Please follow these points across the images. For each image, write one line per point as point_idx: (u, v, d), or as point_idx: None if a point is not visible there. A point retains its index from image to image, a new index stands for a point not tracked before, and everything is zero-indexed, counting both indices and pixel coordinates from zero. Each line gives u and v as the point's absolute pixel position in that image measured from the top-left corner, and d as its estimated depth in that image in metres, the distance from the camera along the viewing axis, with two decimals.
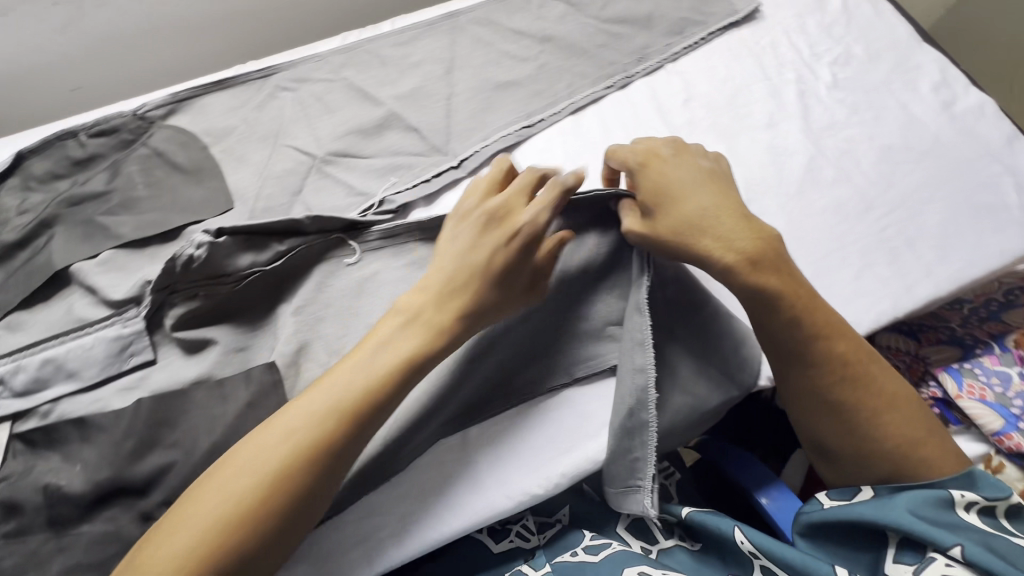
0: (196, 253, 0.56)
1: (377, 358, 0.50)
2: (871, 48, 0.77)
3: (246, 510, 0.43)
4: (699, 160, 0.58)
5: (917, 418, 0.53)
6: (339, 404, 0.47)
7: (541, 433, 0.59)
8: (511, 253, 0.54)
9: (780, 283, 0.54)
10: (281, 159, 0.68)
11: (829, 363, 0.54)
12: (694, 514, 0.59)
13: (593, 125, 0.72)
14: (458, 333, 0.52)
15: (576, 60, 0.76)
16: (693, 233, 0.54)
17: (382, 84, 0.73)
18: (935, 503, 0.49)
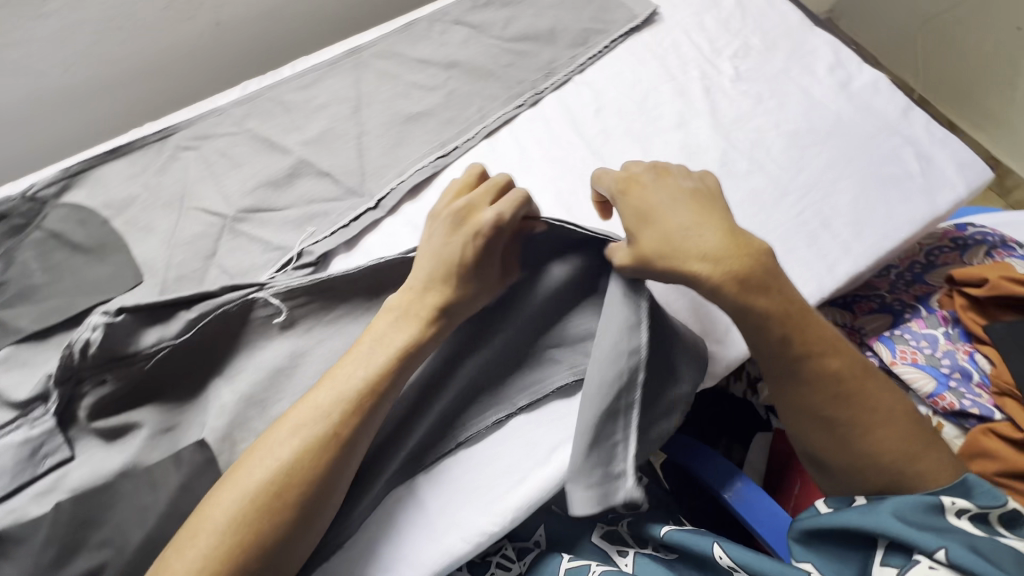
0: (92, 337, 0.53)
1: (356, 376, 0.54)
2: (767, 38, 0.80)
3: (250, 527, 0.47)
4: (681, 180, 0.55)
5: (913, 430, 0.52)
6: (333, 418, 0.52)
7: (490, 467, 0.58)
8: (479, 249, 0.57)
9: (770, 304, 0.51)
10: (189, 223, 0.65)
11: (825, 378, 0.52)
12: (674, 533, 0.61)
13: (508, 147, 0.71)
14: (443, 318, 0.57)
15: (484, 83, 0.75)
16: (677, 256, 0.51)
17: (288, 131, 0.71)
18: (927, 508, 0.49)
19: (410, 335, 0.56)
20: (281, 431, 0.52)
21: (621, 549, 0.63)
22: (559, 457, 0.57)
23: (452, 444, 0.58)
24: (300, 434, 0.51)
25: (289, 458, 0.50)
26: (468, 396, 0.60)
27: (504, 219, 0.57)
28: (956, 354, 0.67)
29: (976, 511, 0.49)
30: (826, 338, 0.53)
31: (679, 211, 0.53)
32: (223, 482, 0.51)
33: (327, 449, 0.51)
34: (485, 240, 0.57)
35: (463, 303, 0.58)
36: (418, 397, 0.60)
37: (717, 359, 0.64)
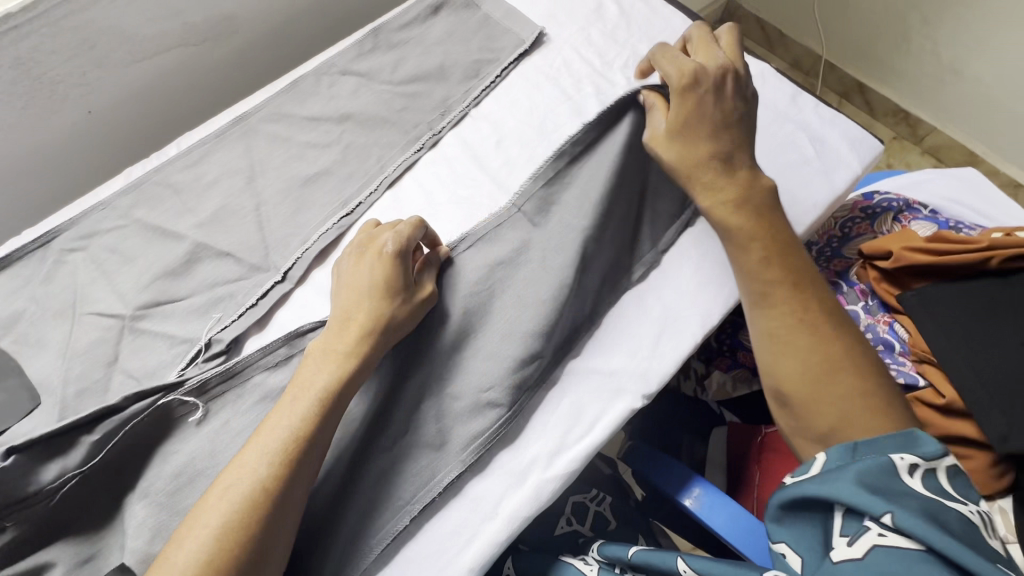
0: None
1: (281, 430, 0.52)
2: (655, 43, 0.81)
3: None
4: (734, 99, 0.60)
5: (879, 373, 0.53)
6: (261, 473, 0.50)
7: (439, 529, 0.56)
8: (385, 266, 0.59)
9: (761, 231, 0.58)
10: (84, 331, 0.61)
11: (796, 302, 0.55)
12: (639, 554, 0.61)
13: (413, 195, 0.70)
14: (363, 355, 0.56)
15: (380, 132, 0.74)
16: (702, 168, 0.59)
17: (180, 215, 0.68)
18: (883, 469, 0.47)
19: (338, 367, 0.55)
20: (210, 499, 0.49)
21: (586, 561, 0.64)
22: (507, 508, 0.56)
23: (403, 518, 0.56)
24: (229, 493, 0.49)
25: (218, 526, 0.47)
26: (413, 464, 0.58)
27: (403, 241, 0.60)
28: (877, 327, 0.69)
29: (926, 469, 0.47)
30: (806, 268, 0.58)
31: (721, 132, 0.59)
32: (155, 565, 0.47)
33: (259, 508, 0.48)
34: (390, 256, 0.59)
35: (382, 325, 0.57)
36: (361, 476, 0.57)
37: (651, 373, 0.61)
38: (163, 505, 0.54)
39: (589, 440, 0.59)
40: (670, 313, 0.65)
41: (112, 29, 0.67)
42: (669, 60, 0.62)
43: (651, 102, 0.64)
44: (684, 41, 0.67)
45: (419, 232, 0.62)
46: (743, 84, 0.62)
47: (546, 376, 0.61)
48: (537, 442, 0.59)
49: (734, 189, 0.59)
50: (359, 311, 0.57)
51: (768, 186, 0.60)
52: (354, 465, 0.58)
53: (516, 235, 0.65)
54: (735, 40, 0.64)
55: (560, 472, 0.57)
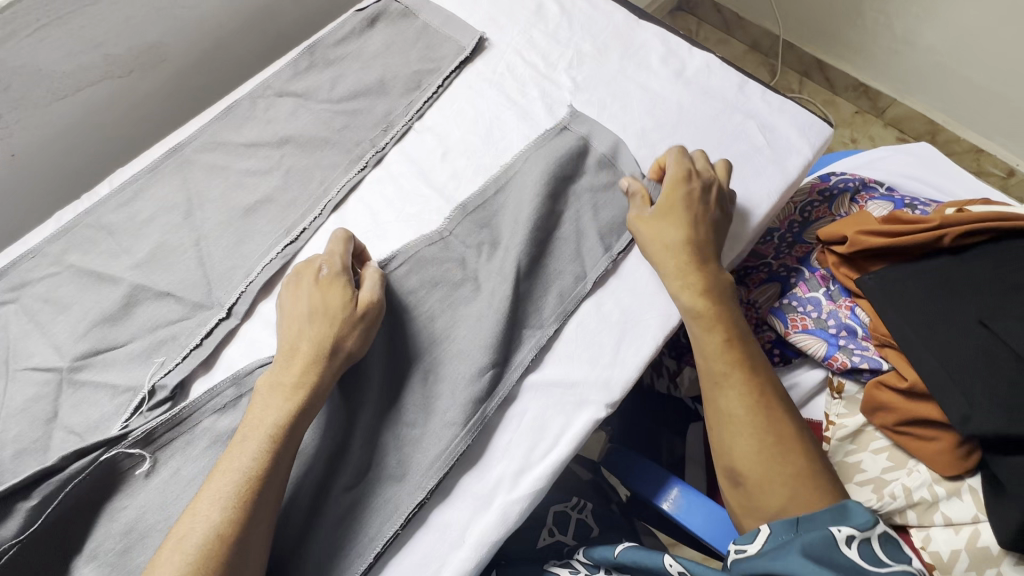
0: None
1: (233, 473, 0.50)
2: (598, 41, 0.79)
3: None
4: (717, 211, 0.65)
5: (819, 454, 0.58)
6: (214, 520, 0.48)
7: (407, 561, 0.54)
8: (321, 290, 0.58)
9: (722, 318, 0.61)
10: (19, 389, 0.58)
11: (754, 385, 0.58)
12: (626, 553, 0.59)
13: (359, 217, 0.68)
14: (313, 385, 0.54)
15: (321, 153, 0.71)
16: (668, 257, 0.62)
17: (116, 257, 0.65)
18: (824, 543, 0.51)
19: (288, 402, 0.53)
20: (165, 551, 0.47)
21: (572, 570, 0.63)
22: (473, 534, 0.55)
23: (370, 554, 0.54)
24: (183, 546, 0.47)
25: None
26: (377, 498, 0.56)
27: (337, 261, 0.59)
28: (839, 313, 0.69)
29: (862, 538, 0.51)
30: (759, 352, 0.61)
31: (698, 231, 0.63)
32: None
33: (214, 556, 0.46)
34: (324, 279, 0.58)
35: (325, 347, 0.55)
36: (325, 516, 0.55)
37: (613, 381, 0.60)
38: (116, 565, 0.52)
39: (554, 455, 0.58)
40: (630, 317, 0.64)
41: (24, 68, 0.64)
42: (675, 161, 0.66)
43: (637, 195, 0.66)
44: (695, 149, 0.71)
45: (348, 249, 0.61)
46: (729, 203, 0.66)
47: (505, 384, 0.60)
48: (501, 461, 0.57)
49: (698, 278, 0.61)
50: (301, 339, 0.55)
51: (726, 278, 0.63)
52: (315, 505, 0.55)
53: (459, 251, 0.65)
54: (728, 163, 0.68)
55: (524, 493, 0.56)
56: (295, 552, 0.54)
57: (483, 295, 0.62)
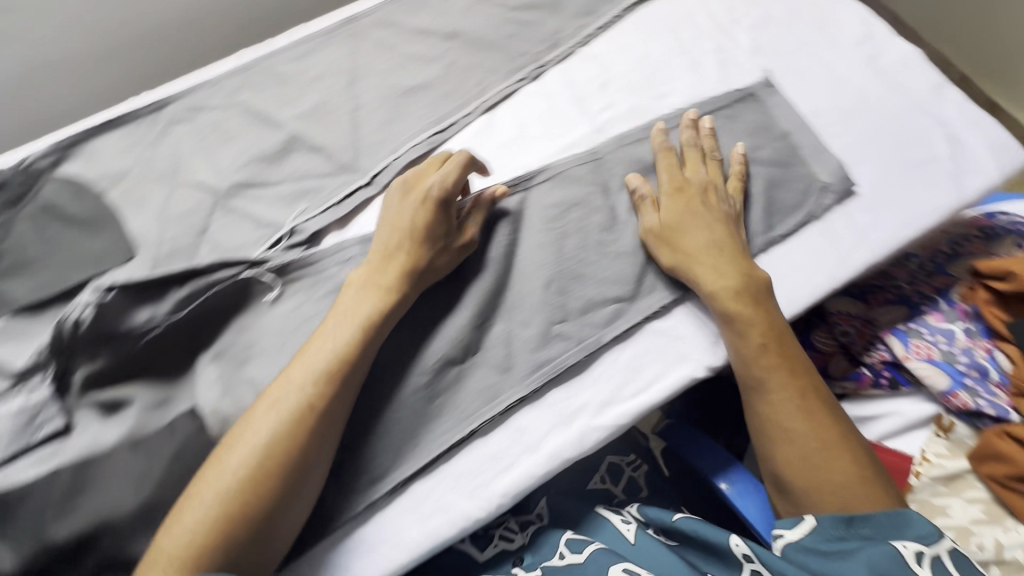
0: (82, 316, 0.54)
1: (326, 350, 0.53)
2: (790, 7, 0.74)
3: (235, 509, 0.47)
4: (722, 204, 0.62)
5: (874, 462, 0.57)
6: (307, 392, 0.51)
7: (484, 450, 0.56)
8: (428, 212, 0.59)
9: (766, 317, 0.58)
10: (181, 199, 0.65)
11: (793, 393, 0.57)
12: (685, 522, 0.59)
13: (507, 124, 0.68)
14: (407, 289, 0.57)
15: (485, 54, 0.72)
16: (697, 260, 0.59)
17: (281, 104, 0.69)
18: (888, 558, 0.50)
19: (380, 300, 0.56)
20: (258, 410, 0.51)
21: (624, 518, 0.64)
22: (551, 445, 0.56)
23: (464, 428, 0.56)
24: (277, 408, 0.51)
25: (269, 434, 0.50)
26: (475, 380, 0.58)
27: (449, 182, 0.59)
28: (974, 352, 0.66)
29: (931, 555, 0.51)
30: (801, 355, 0.59)
31: (709, 227, 0.61)
32: (209, 460, 0.50)
33: (304, 419, 0.50)
34: (439, 205, 0.59)
35: (422, 264, 0.58)
36: (416, 383, 0.57)
37: (719, 345, 0.60)
38: (233, 371, 0.58)
39: (642, 398, 0.58)
40: None
41: None
42: (667, 166, 0.65)
43: (638, 188, 0.64)
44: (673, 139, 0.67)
45: (468, 173, 0.60)
46: (736, 195, 0.64)
47: (618, 322, 0.60)
48: (589, 389, 0.58)
49: (733, 278, 0.58)
50: (399, 251, 0.58)
51: (761, 274, 0.60)
52: (407, 370, 0.58)
53: (605, 181, 0.66)
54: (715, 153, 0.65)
55: (607, 423, 0.57)
56: (382, 403, 0.57)
57: (630, 229, 0.64)
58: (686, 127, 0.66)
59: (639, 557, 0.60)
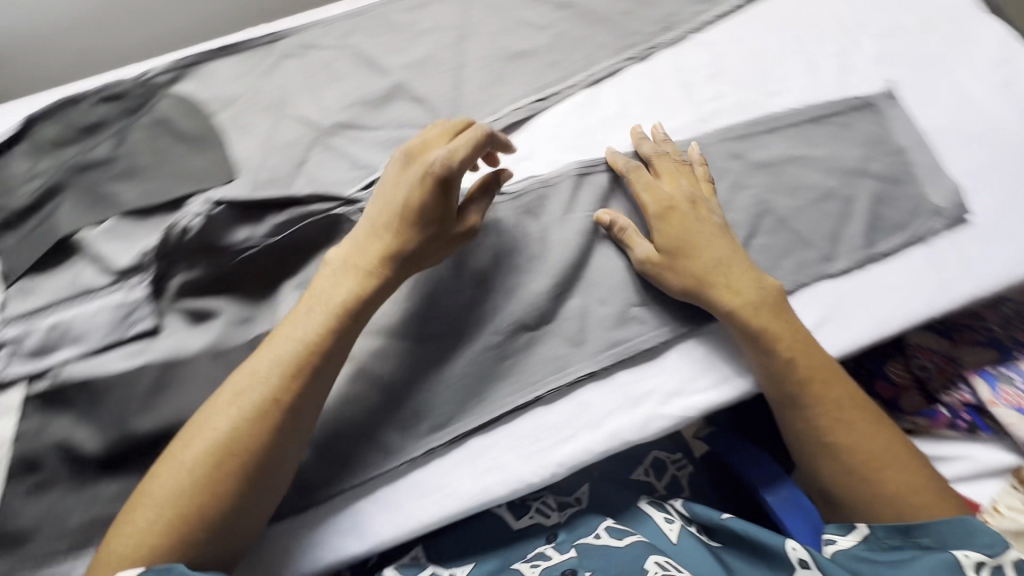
0: (191, 224, 0.57)
1: (291, 342, 0.51)
2: (924, 19, 0.70)
3: (188, 508, 0.46)
4: (714, 216, 0.60)
5: (926, 463, 0.56)
6: (270, 385, 0.49)
7: (546, 418, 0.56)
8: (423, 192, 0.54)
9: (789, 334, 0.56)
10: (285, 130, 0.66)
11: (827, 407, 0.56)
12: (734, 523, 0.59)
13: (610, 101, 0.68)
14: (388, 276, 0.54)
15: (596, 28, 0.71)
16: (711, 289, 0.56)
17: (389, 52, 0.69)
18: (945, 565, 0.49)
19: (360, 283, 0.53)
20: (219, 401, 0.49)
21: (667, 517, 0.63)
22: (613, 424, 0.56)
23: (530, 393, 0.56)
24: (240, 401, 0.49)
25: (230, 428, 0.48)
26: (545, 348, 0.58)
27: (450, 161, 0.53)
28: None
29: (992, 565, 0.49)
30: (834, 365, 0.57)
31: (713, 239, 0.58)
32: (163, 457, 0.49)
33: (268, 414, 0.49)
34: (437, 184, 0.53)
35: (409, 248, 0.54)
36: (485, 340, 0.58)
37: None
38: None
39: (710, 396, 0.57)
40: (840, 303, 0.59)
41: None
42: (646, 185, 0.61)
43: (612, 222, 0.60)
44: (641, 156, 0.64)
45: (480, 153, 0.55)
46: (717, 205, 0.61)
47: (697, 315, 0.59)
48: (658, 376, 0.58)
49: (745, 298, 0.56)
50: (383, 233, 0.54)
51: (772, 284, 0.58)
52: (481, 328, 0.58)
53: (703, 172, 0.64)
54: (688, 162, 0.63)
55: (672, 413, 0.56)
56: (452, 355, 0.58)
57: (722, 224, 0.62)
58: (641, 142, 0.64)
59: (681, 556, 0.59)
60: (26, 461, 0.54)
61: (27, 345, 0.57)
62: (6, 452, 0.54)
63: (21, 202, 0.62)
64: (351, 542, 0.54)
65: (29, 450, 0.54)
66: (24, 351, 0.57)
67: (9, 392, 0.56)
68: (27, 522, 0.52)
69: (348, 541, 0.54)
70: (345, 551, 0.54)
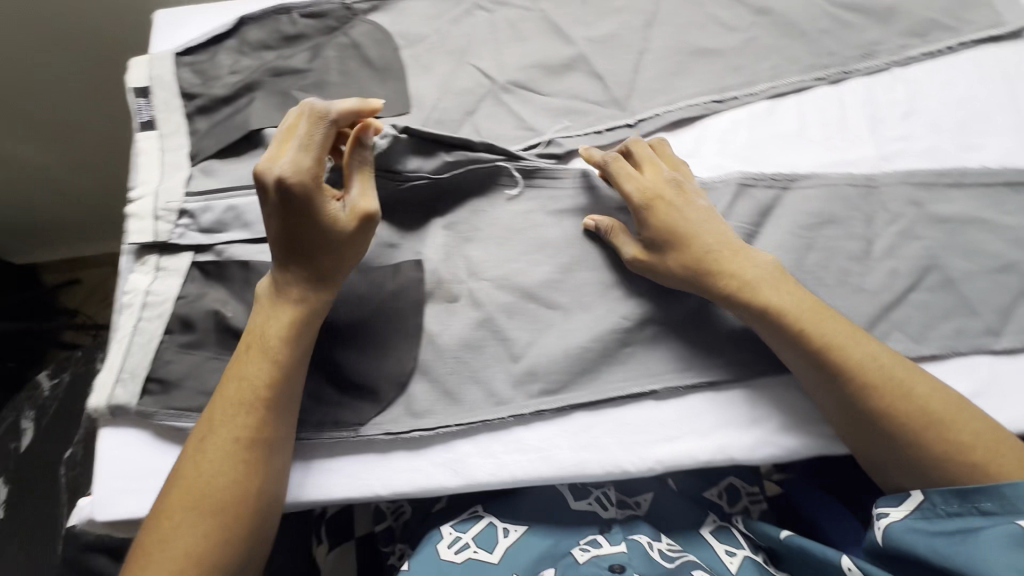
0: (377, 142, 0.58)
1: (236, 380, 0.52)
2: None
3: (188, 557, 0.48)
4: (699, 198, 0.58)
5: (973, 416, 0.51)
6: (227, 423, 0.51)
7: (653, 412, 0.57)
8: (283, 210, 0.52)
9: (790, 299, 0.54)
10: (462, 77, 0.69)
11: (854, 373, 0.51)
12: (795, 539, 0.58)
13: (788, 117, 0.65)
14: (325, 290, 0.55)
15: (791, 41, 0.68)
16: (709, 276, 0.55)
17: (576, 24, 0.70)
18: (1006, 538, 0.45)
19: (296, 307, 0.54)
20: (187, 452, 0.51)
21: (729, 549, 0.62)
22: (719, 438, 0.56)
23: (644, 385, 0.57)
24: (207, 447, 0.51)
25: (204, 469, 0.50)
26: (667, 346, 0.59)
27: (289, 176, 0.50)
28: None
29: None
30: (847, 325, 0.54)
31: (706, 222, 0.57)
32: (149, 522, 0.50)
33: (236, 447, 0.51)
34: (290, 198, 0.51)
35: (314, 260, 0.54)
36: (612, 323, 0.59)
37: None
38: (458, 245, 0.62)
39: (826, 438, 0.56)
40: (998, 381, 0.55)
41: None
42: (629, 174, 0.59)
43: (602, 223, 0.60)
44: (625, 149, 0.62)
45: (313, 159, 0.52)
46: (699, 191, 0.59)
47: None
48: (774, 404, 0.57)
49: (745, 270, 0.55)
50: (290, 252, 0.54)
51: (767, 259, 0.56)
52: (610, 310, 0.59)
53: (872, 210, 0.61)
54: (666, 154, 0.61)
55: (784, 443, 0.56)
56: (575, 328, 0.59)
57: (882, 268, 0.59)
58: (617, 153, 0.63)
59: None
60: (183, 321, 0.60)
61: (202, 220, 0.62)
62: (169, 308, 0.60)
63: (220, 91, 0.68)
64: (445, 476, 0.56)
65: (186, 311, 0.60)
66: (198, 224, 0.62)
67: (181, 257, 0.62)
68: (175, 373, 0.58)
69: (443, 476, 0.56)
70: (438, 482, 0.55)
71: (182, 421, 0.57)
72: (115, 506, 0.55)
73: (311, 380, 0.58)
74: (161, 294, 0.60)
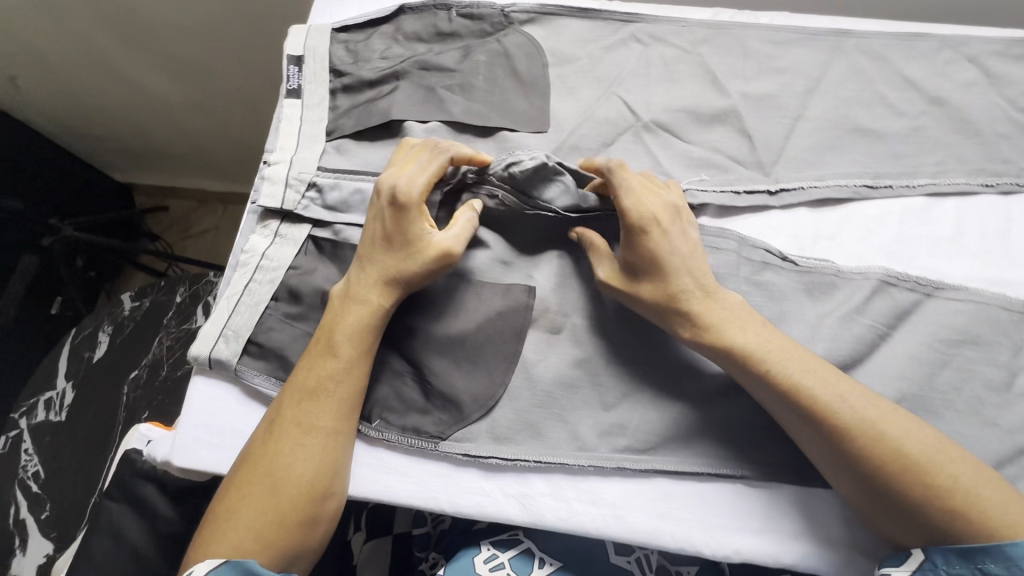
0: (526, 163, 0.56)
1: (302, 368, 0.53)
2: None
3: (254, 536, 0.48)
4: (690, 230, 0.55)
5: (953, 458, 0.45)
6: (288, 408, 0.52)
7: (738, 496, 0.54)
8: (385, 219, 0.54)
9: (755, 339, 0.51)
10: (606, 106, 0.67)
11: (828, 424, 0.47)
12: None
13: (944, 219, 0.61)
14: (399, 288, 0.54)
15: (962, 140, 0.64)
16: (688, 307, 0.52)
17: (733, 75, 0.68)
18: None
19: (366, 304, 0.54)
20: (256, 435, 0.53)
21: None
22: (804, 543, 0.52)
23: (735, 468, 0.54)
24: (274, 433, 0.52)
25: (270, 451, 0.51)
26: (767, 432, 0.55)
27: (405, 192, 0.53)
28: None
29: None
30: (824, 369, 0.49)
31: (692, 257, 0.53)
32: (219, 497, 0.51)
33: (297, 431, 0.51)
34: (397, 209, 0.53)
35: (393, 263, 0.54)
36: (713, 396, 0.56)
37: None
38: (570, 279, 0.61)
39: None
40: None
41: None
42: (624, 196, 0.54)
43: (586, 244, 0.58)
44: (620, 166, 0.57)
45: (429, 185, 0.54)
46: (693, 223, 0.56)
47: None
48: None
49: (715, 304, 0.52)
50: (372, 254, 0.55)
51: (735, 298, 0.53)
52: (713, 380, 0.57)
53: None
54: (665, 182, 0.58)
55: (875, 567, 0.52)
56: (673, 391, 0.57)
57: None
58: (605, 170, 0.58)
59: None
60: (292, 292, 0.61)
61: (328, 198, 0.63)
62: (280, 276, 0.61)
63: (367, 74, 0.69)
64: (512, 509, 0.54)
65: (296, 283, 0.61)
66: (324, 201, 0.63)
67: (299, 228, 0.63)
68: (275, 341, 0.59)
69: (509, 509, 0.54)
70: (504, 513, 0.54)
71: (273, 389, 0.58)
72: (194, 456, 0.57)
73: (401, 381, 0.58)
74: (275, 260, 0.62)
